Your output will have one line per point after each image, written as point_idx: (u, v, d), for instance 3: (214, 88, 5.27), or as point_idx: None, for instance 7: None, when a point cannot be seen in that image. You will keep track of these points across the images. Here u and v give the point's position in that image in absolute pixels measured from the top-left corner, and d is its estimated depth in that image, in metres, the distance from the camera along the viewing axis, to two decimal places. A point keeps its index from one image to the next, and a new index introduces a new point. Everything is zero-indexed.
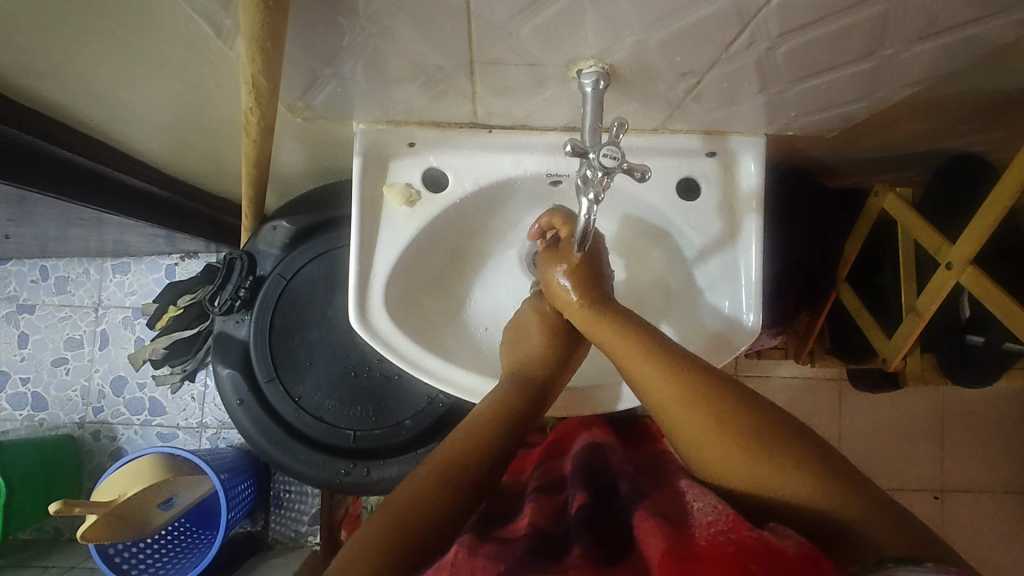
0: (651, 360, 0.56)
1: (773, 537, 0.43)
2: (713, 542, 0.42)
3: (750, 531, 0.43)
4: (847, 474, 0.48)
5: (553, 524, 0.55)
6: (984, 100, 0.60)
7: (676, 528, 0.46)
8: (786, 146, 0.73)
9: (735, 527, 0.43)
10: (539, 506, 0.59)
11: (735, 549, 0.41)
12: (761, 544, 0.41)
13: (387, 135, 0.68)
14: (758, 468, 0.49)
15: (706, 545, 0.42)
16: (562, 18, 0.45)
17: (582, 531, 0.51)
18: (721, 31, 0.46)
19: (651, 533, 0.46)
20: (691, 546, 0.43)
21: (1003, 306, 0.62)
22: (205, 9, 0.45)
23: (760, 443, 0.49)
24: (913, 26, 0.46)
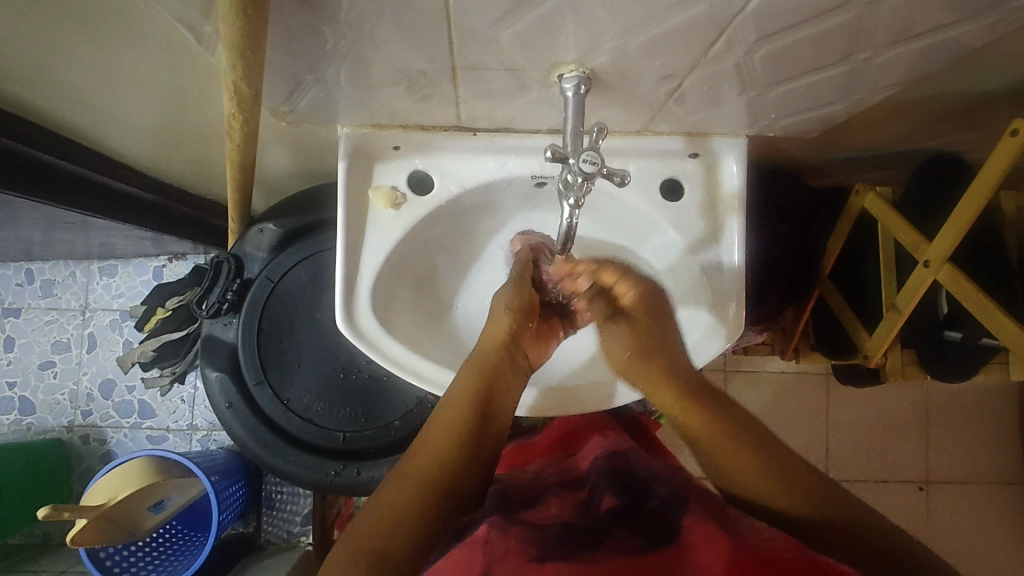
0: (667, 389, 0.60)
1: (835, 561, 0.43)
2: (779, 557, 0.43)
3: (811, 552, 0.44)
4: (837, 492, 0.53)
5: (580, 517, 0.55)
6: (960, 102, 0.61)
7: (734, 535, 0.46)
8: (767, 146, 0.74)
9: (800, 550, 0.44)
10: (564, 501, 0.59)
11: (801, 569, 0.41)
12: (828, 566, 0.42)
13: (372, 138, 0.68)
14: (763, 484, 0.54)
15: (773, 557, 0.43)
16: (541, 24, 0.46)
17: (617, 528, 0.52)
18: (698, 36, 0.47)
19: (709, 533, 0.46)
20: (758, 555, 0.43)
21: (978, 302, 0.64)
22: (185, 16, 0.45)
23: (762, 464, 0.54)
24: (886, 31, 0.46)
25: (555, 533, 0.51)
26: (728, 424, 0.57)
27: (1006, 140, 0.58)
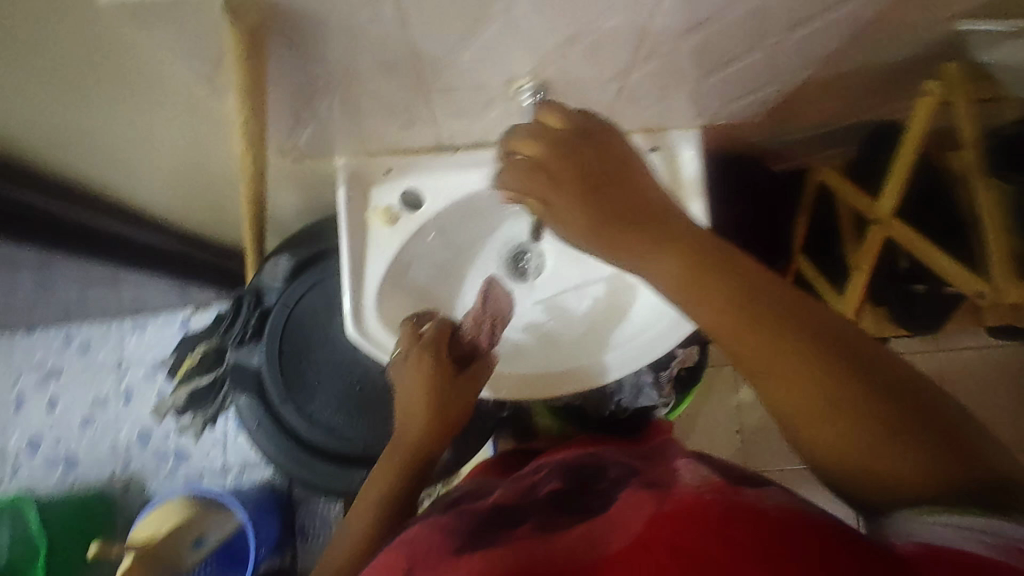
0: (728, 304, 0.40)
1: (763, 498, 0.39)
2: (698, 501, 0.38)
3: (735, 493, 0.39)
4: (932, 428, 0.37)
5: (522, 498, 0.51)
6: (882, 75, 0.68)
7: (658, 492, 0.42)
8: (721, 135, 0.81)
9: (720, 489, 0.39)
10: (511, 490, 0.54)
11: (718, 512, 0.37)
12: (749, 508, 0.37)
13: (366, 164, 0.77)
14: (807, 408, 0.38)
15: (693, 504, 0.38)
16: (491, 46, 0.54)
17: (542, 510, 0.46)
18: (626, 41, 0.55)
19: (633, 498, 0.41)
20: (677, 507, 0.38)
21: (926, 251, 0.68)
22: (200, 71, 0.54)
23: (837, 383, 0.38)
24: (786, 18, 0.54)
25: (477, 516, 0.47)
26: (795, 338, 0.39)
27: (921, 102, 0.64)
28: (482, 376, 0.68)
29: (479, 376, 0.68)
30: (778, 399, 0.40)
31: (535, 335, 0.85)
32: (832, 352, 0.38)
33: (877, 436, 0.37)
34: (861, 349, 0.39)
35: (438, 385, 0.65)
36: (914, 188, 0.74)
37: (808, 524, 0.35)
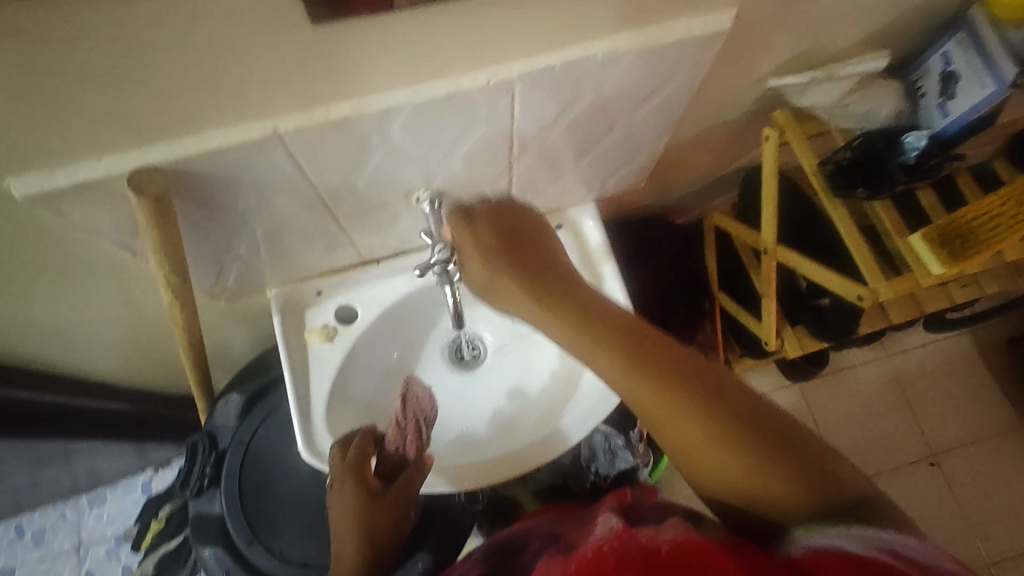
0: (613, 350, 0.47)
1: (654, 534, 0.40)
2: (595, 554, 0.39)
3: (629, 535, 0.40)
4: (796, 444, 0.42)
5: None
6: (734, 131, 0.78)
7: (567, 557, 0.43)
8: (617, 203, 0.90)
9: (619, 538, 0.40)
10: None
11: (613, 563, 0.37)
12: (636, 549, 0.38)
13: (297, 291, 0.82)
14: (693, 442, 0.43)
15: (589, 557, 0.39)
16: (379, 172, 0.61)
17: None
18: (500, 146, 0.63)
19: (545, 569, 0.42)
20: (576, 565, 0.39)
21: (810, 268, 0.75)
22: (119, 240, 0.58)
23: (716, 412, 0.43)
24: (627, 100, 0.61)
25: None
26: (673, 372, 0.45)
27: (766, 146, 0.73)
28: (413, 484, 0.63)
29: (409, 485, 0.63)
30: (669, 434, 0.45)
31: (490, 420, 0.87)
32: (705, 382, 0.45)
33: (757, 456, 0.42)
34: (726, 382, 0.45)
35: (369, 502, 0.60)
36: (792, 215, 0.82)
37: (693, 553, 0.37)
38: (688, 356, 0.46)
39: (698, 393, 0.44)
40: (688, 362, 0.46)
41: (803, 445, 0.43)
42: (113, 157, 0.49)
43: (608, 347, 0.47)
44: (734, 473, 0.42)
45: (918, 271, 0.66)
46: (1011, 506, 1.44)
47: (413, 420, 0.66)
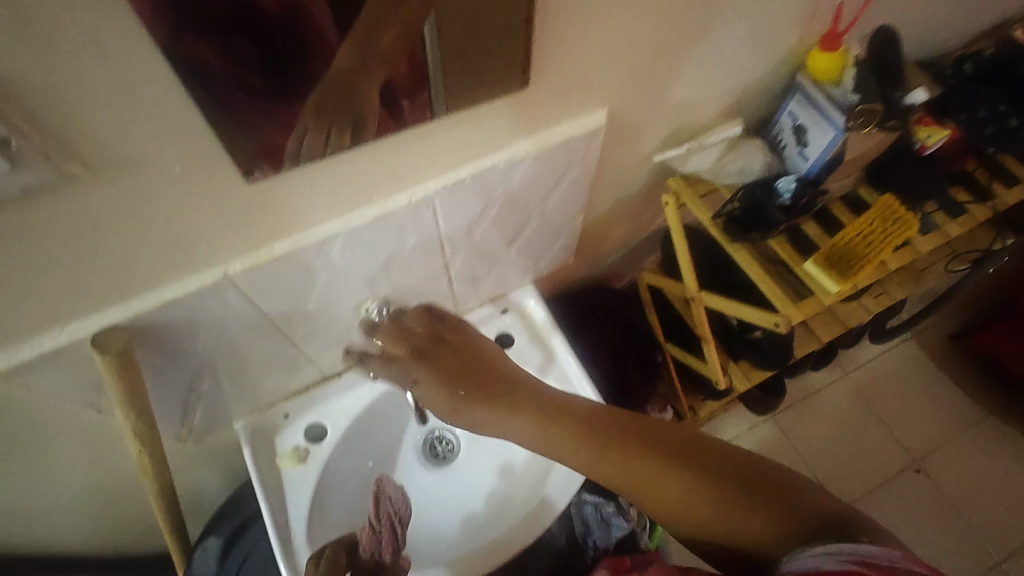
0: (597, 446, 0.54)
1: None
2: None
3: None
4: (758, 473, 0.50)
5: None
6: (640, 200, 0.89)
7: None
8: (554, 280, 0.98)
9: None
10: None
11: None
12: None
13: (265, 418, 0.84)
14: (677, 493, 0.50)
15: None
16: (327, 292, 0.66)
17: None
18: (433, 250, 0.70)
19: None
20: None
21: (731, 306, 0.82)
22: (84, 399, 0.60)
23: (686, 464, 0.51)
24: (537, 195, 0.71)
25: None
26: (643, 445, 0.53)
27: (666, 208, 0.83)
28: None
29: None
30: (661, 500, 0.51)
31: (474, 511, 0.87)
32: (670, 446, 0.53)
33: (727, 497, 0.49)
34: (688, 438, 0.54)
35: None
36: (708, 263, 0.92)
37: None
38: (651, 428, 0.55)
39: (668, 458, 0.52)
40: (653, 432, 0.55)
41: (767, 475, 0.50)
42: (73, 325, 0.53)
43: (590, 442, 0.55)
44: (713, 521, 0.49)
45: (819, 292, 0.74)
46: (999, 496, 1.48)
47: (387, 521, 0.67)
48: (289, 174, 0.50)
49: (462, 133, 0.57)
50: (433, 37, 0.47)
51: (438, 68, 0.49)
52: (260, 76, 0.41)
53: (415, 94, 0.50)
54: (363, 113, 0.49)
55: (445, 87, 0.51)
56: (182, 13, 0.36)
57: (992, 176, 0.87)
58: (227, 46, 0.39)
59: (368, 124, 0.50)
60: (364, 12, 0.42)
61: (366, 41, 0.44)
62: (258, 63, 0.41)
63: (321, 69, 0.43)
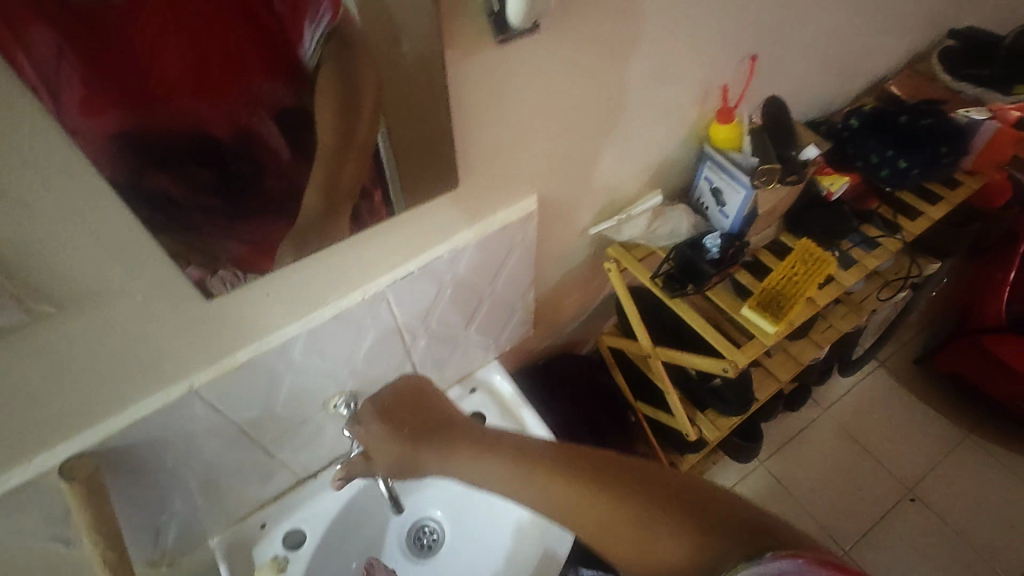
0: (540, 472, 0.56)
1: None
2: None
3: None
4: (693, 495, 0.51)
5: None
6: (586, 270, 0.95)
7: None
8: (518, 354, 1.02)
9: None
10: None
11: None
12: None
13: (240, 531, 0.82)
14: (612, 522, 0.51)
15: None
16: (292, 393, 0.68)
17: None
18: (393, 340, 0.73)
19: None
20: None
21: (685, 358, 0.86)
22: (52, 534, 0.60)
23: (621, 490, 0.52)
24: (484, 278, 0.76)
25: None
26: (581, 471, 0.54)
27: (611, 274, 0.89)
28: None
29: None
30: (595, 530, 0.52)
31: None
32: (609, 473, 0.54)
33: (659, 521, 0.50)
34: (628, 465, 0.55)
35: None
36: (659, 320, 0.97)
37: None
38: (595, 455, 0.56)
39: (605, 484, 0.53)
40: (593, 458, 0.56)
41: (700, 498, 0.51)
42: (42, 456, 0.54)
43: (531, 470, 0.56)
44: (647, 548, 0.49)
45: (759, 334, 0.78)
46: (994, 513, 1.48)
47: None
48: (246, 285, 0.54)
49: (407, 231, 0.62)
50: (386, 145, 0.51)
51: (394, 171, 0.54)
52: (218, 199, 0.45)
53: (370, 194, 0.54)
54: (321, 216, 0.52)
55: (402, 186, 0.56)
56: (142, 153, 0.40)
57: (896, 213, 0.96)
58: (186, 175, 0.43)
59: (327, 225, 0.53)
60: (318, 135, 0.47)
61: (320, 162, 0.48)
62: (216, 186, 0.44)
63: (279, 181, 0.47)
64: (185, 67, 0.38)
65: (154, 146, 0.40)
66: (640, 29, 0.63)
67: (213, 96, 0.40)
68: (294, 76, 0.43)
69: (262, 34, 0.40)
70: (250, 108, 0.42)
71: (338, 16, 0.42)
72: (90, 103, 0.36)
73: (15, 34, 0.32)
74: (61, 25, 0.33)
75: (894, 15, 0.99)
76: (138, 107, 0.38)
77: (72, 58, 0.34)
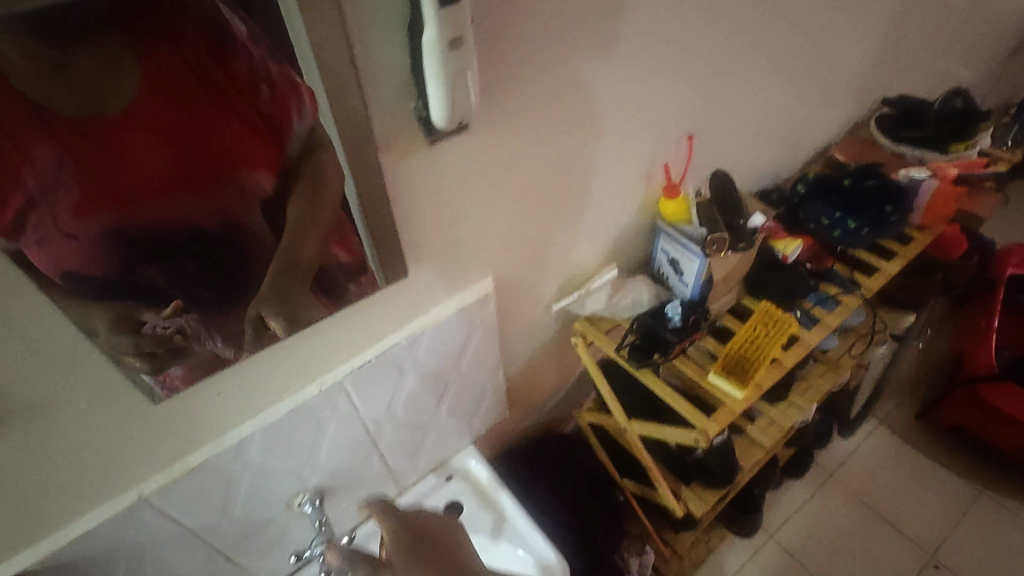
0: None
1: None
2: None
3: None
4: None
5: None
6: (556, 346, 0.95)
7: None
8: (495, 436, 1.00)
9: None
10: None
11: None
12: None
13: None
14: None
15: None
16: (252, 495, 0.67)
17: None
18: (356, 433, 0.73)
19: None
20: None
21: (660, 430, 0.85)
22: None
23: None
24: (448, 362, 0.76)
25: None
26: None
27: (579, 349, 0.90)
28: None
29: None
30: None
31: None
32: None
33: None
34: None
35: None
36: (635, 391, 0.95)
37: None
38: None
39: None
40: None
41: None
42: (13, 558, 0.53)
43: None
44: None
45: (728, 401, 0.78)
46: None
47: None
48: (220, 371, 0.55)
49: (359, 322, 0.64)
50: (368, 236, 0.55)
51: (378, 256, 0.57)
52: (205, 289, 0.47)
53: (358, 278, 0.58)
54: (307, 301, 0.55)
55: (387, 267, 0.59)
56: (135, 250, 0.42)
57: (853, 270, 0.99)
58: (174, 269, 0.45)
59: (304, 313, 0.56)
60: (301, 225, 0.50)
61: (308, 253, 0.51)
62: (202, 278, 0.46)
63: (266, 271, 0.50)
64: (170, 166, 0.41)
65: (143, 243, 0.42)
66: (575, 122, 0.68)
67: (200, 188, 0.43)
68: (276, 171, 0.46)
69: (249, 133, 0.43)
70: (237, 199, 0.45)
71: (308, 121, 0.45)
72: (86, 207, 0.39)
73: (18, 149, 0.35)
74: (63, 139, 0.36)
75: (824, 92, 1.07)
76: (132, 207, 0.40)
77: (72, 168, 0.37)
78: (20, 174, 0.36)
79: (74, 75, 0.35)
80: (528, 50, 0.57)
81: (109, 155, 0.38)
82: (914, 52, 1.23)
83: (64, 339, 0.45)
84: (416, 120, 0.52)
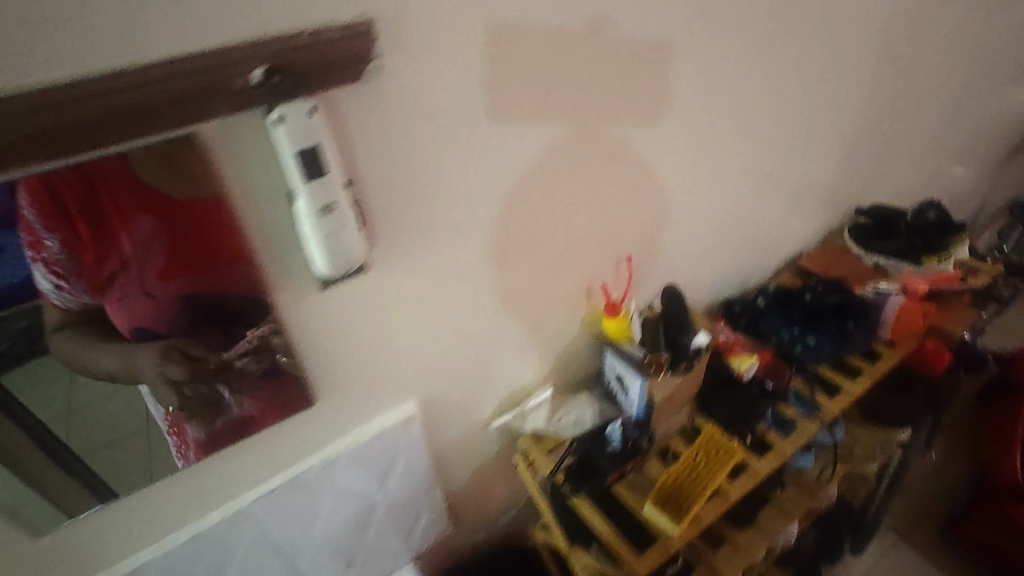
0: None
1: None
2: None
3: None
4: None
5: None
6: (504, 460, 0.93)
7: None
8: (441, 550, 0.96)
9: None
10: None
11: None
12: None
13: None
14: None
15: None
16: None
17: None
18: (269, 556, 0.71)
19: None
20: None
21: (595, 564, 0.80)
22: None
23: None
24: (371, 483, 0.75)
25: None
26: None
27: (521, 466, 0.87)
28: None
29: None
30: None
31: None
32: None
33: None
34: None
35: None
36: None
37: None
38: None
39: None
40: None
41: None
42: None
43: None
44: None
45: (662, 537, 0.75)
46: None
47: None
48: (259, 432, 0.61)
49: (280, 445, 0.65)
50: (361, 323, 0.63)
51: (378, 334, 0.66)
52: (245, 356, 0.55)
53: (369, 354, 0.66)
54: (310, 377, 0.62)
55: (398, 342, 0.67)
56: (203, 309, 0.51)
57: (814, 388, 0.94)
58: (228, 333, 0.53)
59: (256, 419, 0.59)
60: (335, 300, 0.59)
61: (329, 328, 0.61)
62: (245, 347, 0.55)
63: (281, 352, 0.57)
64: (240, 243, 0.50)
65: (209, 305, 0.51)
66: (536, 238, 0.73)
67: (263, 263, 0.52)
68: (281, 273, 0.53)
69: None
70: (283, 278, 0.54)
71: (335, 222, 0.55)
72: (168, 272, 0.48)
73: (123, 222, 0.45)
74: (159, 218, 0.46)
75: (788, 214, 1.09)
76: (203, 275, 0.50)
77: (162, 242, 0.47)
78: (119, 241, 0.45)
79: (173, 172, 0.45)
80: (456, 204, 0.63)
81: (190, 235, 0.47)
82: (880, 180, 1.26)
83: (119, 399, 0.52)
84: (304, 270, 0.55)
